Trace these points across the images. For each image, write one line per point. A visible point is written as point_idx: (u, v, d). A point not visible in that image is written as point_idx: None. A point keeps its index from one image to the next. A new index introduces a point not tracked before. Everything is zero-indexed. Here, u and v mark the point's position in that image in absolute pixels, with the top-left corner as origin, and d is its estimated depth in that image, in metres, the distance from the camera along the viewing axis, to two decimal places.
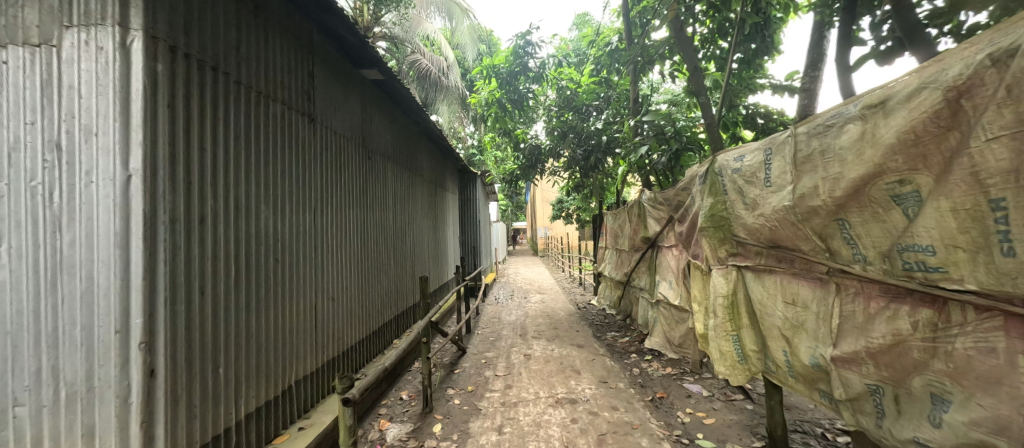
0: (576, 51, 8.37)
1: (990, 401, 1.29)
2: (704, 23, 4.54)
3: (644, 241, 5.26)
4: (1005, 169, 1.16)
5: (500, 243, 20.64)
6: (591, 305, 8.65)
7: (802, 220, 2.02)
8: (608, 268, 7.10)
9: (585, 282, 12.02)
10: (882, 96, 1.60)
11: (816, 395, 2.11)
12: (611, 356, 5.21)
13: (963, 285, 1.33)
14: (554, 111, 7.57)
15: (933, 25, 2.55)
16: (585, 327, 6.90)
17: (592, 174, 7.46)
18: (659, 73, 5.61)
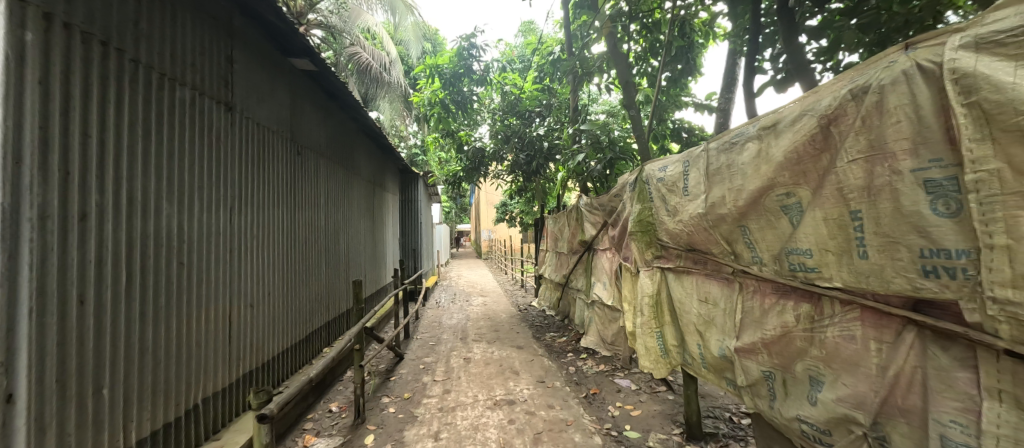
0: (521, 58, 8.51)
1: (851, 380, 1.52)
2: (638, 42, 4.84)
3: (580, 244, 5.48)
4: (862, 186, 1.38)
5: (442, 245, 20.28)
6: (531, 307, 8.84)
7: (713, 226, 2.26)
8: (548, 271, 7.29)
9: (527, 284, 12.24)
10: (774, 119, 1.84)
11: (723, 383, 2.35)
12: (549, 355, 5.37)
13: (831, 283, 1.57)
14: (498, 115, 7.65)
15: (819, 61, 2.96)
16: (525, 328, 7.02)
17: (534, 178, 7.67)
18: (597, 85, 5.91)
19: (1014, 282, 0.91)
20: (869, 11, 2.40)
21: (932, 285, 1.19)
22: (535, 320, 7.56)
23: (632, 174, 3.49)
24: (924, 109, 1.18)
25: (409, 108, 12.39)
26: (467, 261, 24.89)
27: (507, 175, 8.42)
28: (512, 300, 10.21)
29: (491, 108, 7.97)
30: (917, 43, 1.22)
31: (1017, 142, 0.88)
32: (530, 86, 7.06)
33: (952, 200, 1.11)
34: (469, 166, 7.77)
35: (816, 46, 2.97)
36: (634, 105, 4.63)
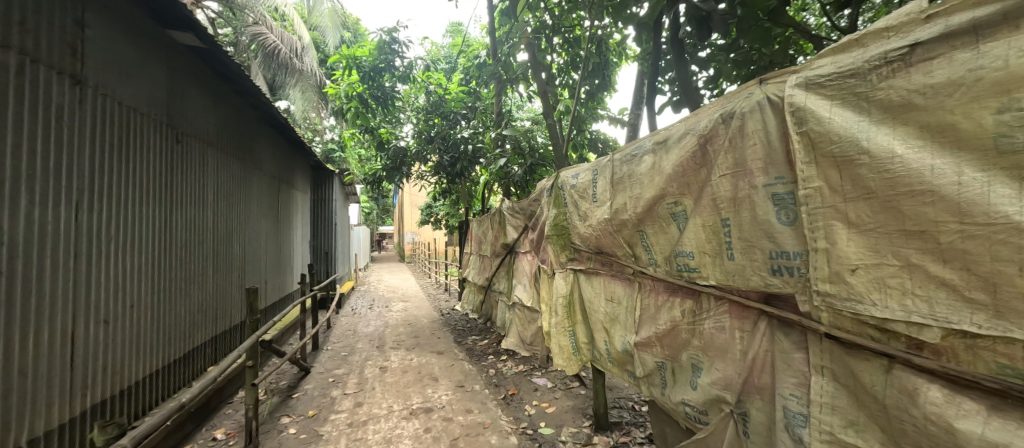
0: (447, 59, 8.42)
1: (721, 365, 1.76)
2: (560, 55, 5.00)
3: (502, 247, 5.54)
4: (729, 197, 1.61)
5: (361, 249, 19.14)
6: (454, 310, 8.72)
7: (617, 230, 2.45)
8: (471, 274, 7.27)
9: (451, 287, 12.04)
10: (665, 135, 2.07)
11: (625, 376, 2.54)
12: (470, 359, 5.34)
13: (708, 281, 1.80)
14: (422, 114, 7.49)
15: (708, 88, 3.37)
16: (447, 333, 6.90)
17: (458, 181, 7.60)
18: (522, 93, 6.02)
19: (831, 278, 1.07)
20: (743, 49, 2.81)
21: (778, 282, 1.42)
22: (457, 324, 7.46)
23: (549, 180, 3.64)
24: (772, 134, 1.41)
25: (324, 101, 11.44)
26: (387, 265, 23.77)
27: (430, 176, 8.22)
28: (434, 304, 9.97)
29: (415, 107, 7.71)
30: (768, 78, 1.45)
31: (831, 165, 1.04)
32: (455, 87, 6.95)
33: (790, 211, 1.35)
34: (389, 165, 7.37)
35: (706, 75, 3.38)
36: (552, 115, 4.84)
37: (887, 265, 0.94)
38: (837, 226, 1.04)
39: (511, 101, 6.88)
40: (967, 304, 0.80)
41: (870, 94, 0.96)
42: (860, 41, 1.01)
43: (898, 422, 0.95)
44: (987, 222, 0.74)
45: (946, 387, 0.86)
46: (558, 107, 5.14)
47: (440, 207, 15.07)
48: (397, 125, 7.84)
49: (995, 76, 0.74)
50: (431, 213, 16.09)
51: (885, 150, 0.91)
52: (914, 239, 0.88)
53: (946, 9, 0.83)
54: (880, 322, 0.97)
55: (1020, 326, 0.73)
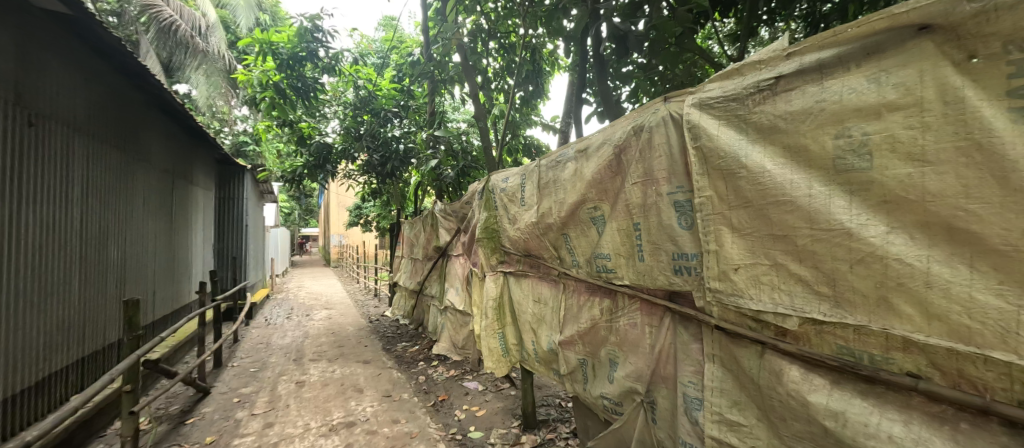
0: (379, 54, 8.03)
1: (633, 358, 1.90)
2: (496, 59, 4.99)
3: (435, 251, 5.42)
4: (639, 204, 1.75)
5: (279, 253, 17.52)
6: (382, 317, 8.31)
7: (543, 233, 2.54)
8: (403, 278, 7.00)
9: (381, 293, 11.46)
10: (585, 144, 2.19)
11: (551, 374, 2.63)
12: (398, 367, 5.14)
13: (622, 281, 1.93)
14: (349, 110, 7.01)
15: (630, 102, 3.61)
16: (374, 341, 6.57)
17: (388, 181, 7.28)
18: (456, 95, 5.91)
19: (719, 276, 1.20)
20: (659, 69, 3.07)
21: (679, 280, 1.57)
22: (386, 331, 7.14)
23: (480, 183, 3.65)
24: (673, 148, 1.56)
25: (234, 88, 10.26)
26: (308, 270, 22.02)
27: (359, 176, 7.77)
28: (361, 311, 9.44)
29: (342, 101, 7.18)
30: (672, 96, 1.59)
31: (719, 177, 1.17)
32: (387, 84, 6.66)
33: (689, 217, 1.50)
34: (311, 163, 6.77)
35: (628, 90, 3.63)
36: (485, 118, 4.85)
37: (760, 264, 1.09)
38: (723, 231, 1.18)
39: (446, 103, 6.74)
40: (817, 296, 0.96)
41: (748, 117, 1.10)
42: (740, 71, 1.16)
43: (768, 400, 1.10)
44: (829, 229, 0.90)
45: (801, 367, 1.01)
46: (493, 111, 5.16)
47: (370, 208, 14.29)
48: (320, 120, 7.25)
49: (833, 107, 0.89)
50: (360, 214, 15.22)
51: (759, 165, 1.05)
52: (780, 242, 1.03)
53: (801, 49, 0.98)
54: (756, 313, 1.11)
55: (852, 312, 0.89)
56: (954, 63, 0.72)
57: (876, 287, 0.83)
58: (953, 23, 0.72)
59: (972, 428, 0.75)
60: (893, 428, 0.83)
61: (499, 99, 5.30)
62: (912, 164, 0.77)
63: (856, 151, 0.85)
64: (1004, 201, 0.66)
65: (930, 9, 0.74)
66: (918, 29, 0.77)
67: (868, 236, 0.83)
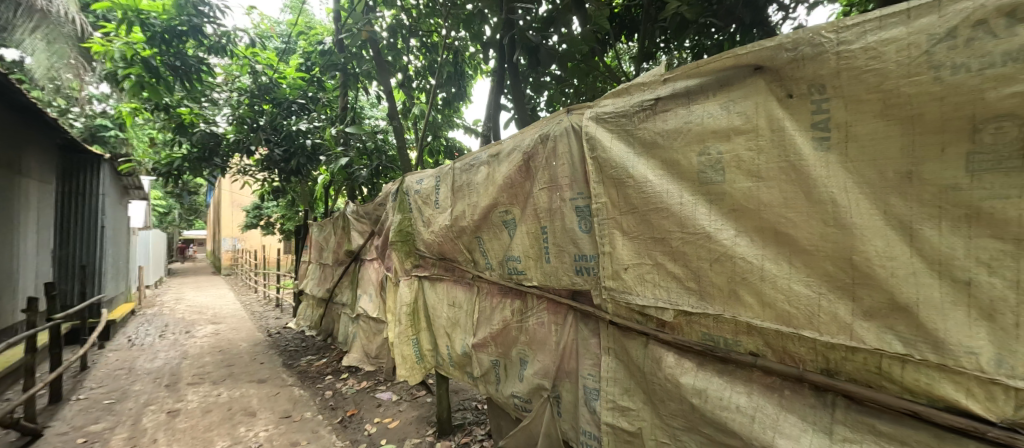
0: (283, 40, 7.25)
1: (540, 355, 1.99)
2: (418, 58, 4.81)
3: (345, 255, 5.05)
4: (545, 208, 1.84)
5: (152, 259, 14.84)
6: (284, 328, 7.50)
7: (457, 236, 2.54)
8: (308, 285, 6.41)
9: (283, 303, 10.33)
10: (497, 149, 2.24)
11: (465, 377, 2.62)
12: (301, 384, 4.68)
13: (531, 282, 2.01)
14: (244, 98, 6.14)
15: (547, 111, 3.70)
16: (273, 356, 5.89)
17: (291, 179, 6.60)
18: (373, 91, 5.56)
19: (612, 276, 1.32)
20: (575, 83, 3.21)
21: (580, 280, 1.69)
22: (289, 344, 6.43)
23: (394, 184, 3.50)
24: (574, 157, 1.67)
25: (89, 61, 7.89)
26: (190, 278, 19.02)
27: (256, 172, 6.90)
28: (258, 324, 8.40)
29: (236, 87, 6.26)
30: (574, 109, 1.69)
31: (612, 185, 1.29)
32: (292, 72, 5.97)
33: (587, 221, 1.62)
34: (193, 155, 5.80)
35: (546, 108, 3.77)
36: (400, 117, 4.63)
37: (644, 264, 1.22)
38: (616, 234, 1.29)
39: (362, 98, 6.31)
40: (687, 291, 1.10)
41: (634, 132, 1.23)
42: (628, 90, 1.28)
43: (650, 384, 1.24)
44: (695, 232, 1.04)
45: (675, 353, 1.16)
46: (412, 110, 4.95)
47: (271, 208, 12.79)
48: (208, 106, 6.25)
49: (697, 129, 1.04)
50: (259, 215, 13.55)
51: (643, 176, 1.18)
52: (659, 243, 1.16)
53: (674, 76, 1.12)
54: (642, 308, 1.24)
55: (711, 304, 1.04)
56: (778, 99, 0.89)
57: (727, 282, 0.99)
58: (777, 66, 0.88)
59: (792, 393, 0.93)
60: (740, 400, 0.99)
61: (420, 99, 5.10)
62: (751, 180, 0.93)
63: (714, 167, 1.00)
64: (809, 211, 0.83)
65: (761, 53, 0.90)
66: (754, 69, 0.93)
67: (722, 238, 0.98)
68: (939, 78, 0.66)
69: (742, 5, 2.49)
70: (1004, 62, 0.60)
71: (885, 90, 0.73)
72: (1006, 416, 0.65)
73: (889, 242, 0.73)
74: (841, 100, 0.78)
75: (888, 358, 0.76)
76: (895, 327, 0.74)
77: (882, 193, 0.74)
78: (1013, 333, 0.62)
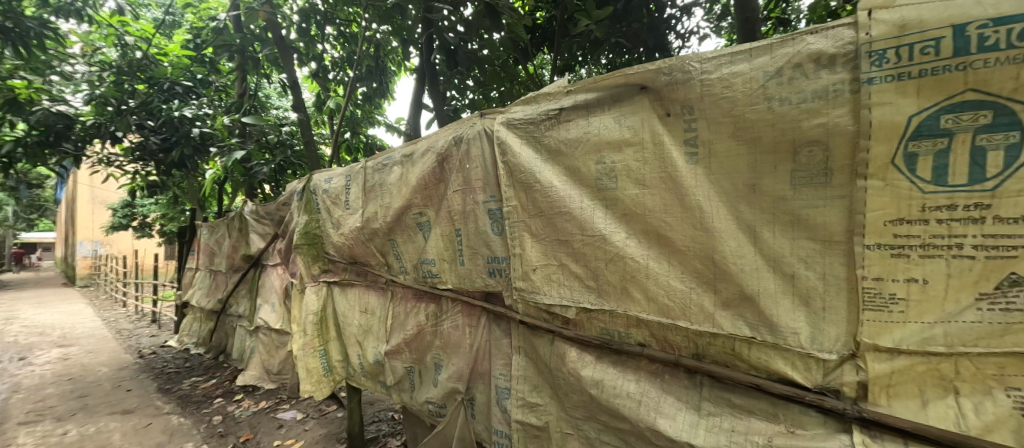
0: (168, 13, 6.21)
1: (455, 359, 1.97)
2: (335, 48, 4.41)
3: (241, 260, 4.47)
4: (459, 211, 1.84)
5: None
6: (161, 347, 6.41)
7: (368, 239, 2.42)
8: (193, 296, 5.56)
9: (162, 318, 8.82)
10: (411, 149, 2.17)
11: (378, 387, 2.50)
12: (181, 411, 4.04)
13: (446, 285, 1.99)
14: (106, 73, 4.92)
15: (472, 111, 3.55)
16: (145, 381, 4.99)
17: (173, 174, 5.65)
18: (278, 79, 4.95)
19: (522, 276, 1.36)
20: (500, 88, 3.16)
21: (493, 281, 1.71)
22: (167, 365, 5.50)
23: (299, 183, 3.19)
24: (487, 160, 1.69)
25: None
26: (27, 292, 15.32)
27: (125, 164, 5.80)
28: (126, 343, 7.07)
29: (97, 60, 5.04)
30: (486, 113, 1.71)
31: (521, 189, 1.33)
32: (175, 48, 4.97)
33: (500, 223, 1.66)
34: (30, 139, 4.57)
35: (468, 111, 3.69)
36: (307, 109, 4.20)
37: (550, 265, 1.28)
38: (525, 236, 1.34)
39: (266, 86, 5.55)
40: (587, 290, 1.18)
41: (542, 139, 1.28)
42: (536, 99, 1.33)
43: (555, 378, 1.31)
44: (594, 234, 1.13)
45: (577, 348, 1.23)
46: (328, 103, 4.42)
47: (147, 207, 10.78)
48: (60, 84, 4.94)
49: (595, 139, 1.13)
50: (130, 215, 11.37)
51: (548, 181, 1.23)
52: (563, 245, 1.23)
53: (575, 88, 1.20)
54: (548, 307, 1.30)
55: (607, 301, 1.13)
56: (659, 116, 1.00)
57: (620, 280, 1.08)
58: (658, 87, 0.99)
59: (671, 377, 1.05)
60: (629, 387, 1.10)
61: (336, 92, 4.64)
62: (638, 187, 1.03)
63: (609, 175, 1.09)
64: (682, 217, 0.95)
65: (645, 75, 1.01)
66: (640, 88, 1.04)
67: (615, 240, 1.08)
68: (771, 108, 0.82)
69: (645, 30, 2.77)
70: (813, 99, 0.77)
71: (736, 115, 0.86)
72: (818, 381, 0.81)
73: (739, 243, 0.87)
74: (705, 121, 0.91)
75: (739, 341, 0.90)
76: (744, 314, 0.88)
77: (734, 201, 0.88)
78: (822, 315, 0.79)
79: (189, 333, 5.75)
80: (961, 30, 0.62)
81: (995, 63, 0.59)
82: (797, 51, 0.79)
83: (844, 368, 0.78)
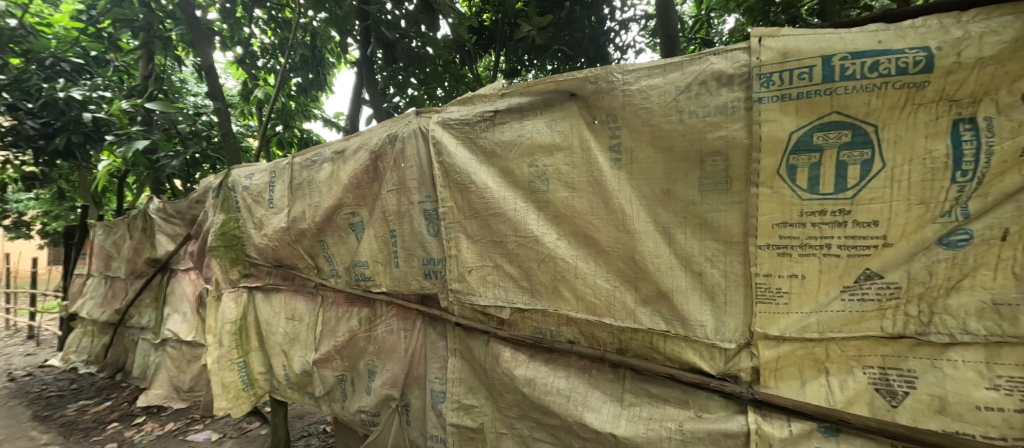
0: None
1: (390, 365, 1.89)
2: (266, 33, 3.97)
3: (145, 265, 3.94)
4: (395, 211, 1.78)
5: None
6: (39, 368, 5.44)
7: (295, 240, 2.25)
8: (82, 307, 4.78)
9: (42, 335, 7.47)
10: (343, 146, 2.04)
11: (306, 399, 2.33)
12: (62, 441, 3.45)
13: (380, 288, 1.91)
14: None
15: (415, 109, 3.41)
16: (15, 409, 4.20)
17: (56, 165, 4.79)
18: (193, 61, 4.34)
19: (457, 278, 1.34)
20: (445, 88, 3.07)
21: (429, 284, 1.68)
22: (46, 388, 4.68)
23: (215, 178, 2.87)
24: (422, 160, 1.65)
25: None
26: None
27: None
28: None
29: None
30: (422, 111, 1.67)
31: (457, 191, 1.32)
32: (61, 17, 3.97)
33: (435, 224, 1.63)
34: None
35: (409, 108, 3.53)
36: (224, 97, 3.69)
37: (485, 265, 1.28)
38: (461, 237, 1.33)
39: (179, 70, 4.82)
40: (521, 290, 1.20)
41: (477, 140, 1.28)
42: (472, 100, 1.33)
43: (490, 378, 1.31)
44: (527, 236, 1.15)
45: (511, 348, 1.25)
46: (255, 92, 3.95)
47: (24, 203, 9.08)
48: None
49: (528, 142, 1.15)
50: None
51: (483, 183, 1.23)
52: (498, 246, 1.24)
53: (509, 92, 1.21)
54: (483, 308, 1.30)
55: (539, 301, 1.16)
56: (586, 123, 1.05)
57: (552, 280, 1.11)
58: (585, 95, 1.04)
59: (597, 372, 1.10)
60: (559, 383, 1.13)
61: (265, 81, 4.16)
62: (567, 190, 1.07)
63: (541, 178, 1.12)
64: (607, 219, 1.00)
65: (573, 82, 1.05)
66: (569, 95, 1.08)
67: (547, 241, 1.11)
68: (681, 120, 0.89)
69: (586, 40, 2.83)
70: (715, 113, 0.85)
71: (653, 125, 0.93)
72: (721, 368, 0.90)
73: (656, 243, 0.94)
74: (627, 129, 0.97)
75: (657, 334, 0.97)
76: (661, 310, 0.95)
77: (652, 205, 0.95)
78: (724, 308, 0.87)
79: (77, 350, 4.94)
80: (828, 60, 0.72)
81: (853, 91, 0.71)
82: (702, 69, 0.87)
83: (741, 355, 0.87)
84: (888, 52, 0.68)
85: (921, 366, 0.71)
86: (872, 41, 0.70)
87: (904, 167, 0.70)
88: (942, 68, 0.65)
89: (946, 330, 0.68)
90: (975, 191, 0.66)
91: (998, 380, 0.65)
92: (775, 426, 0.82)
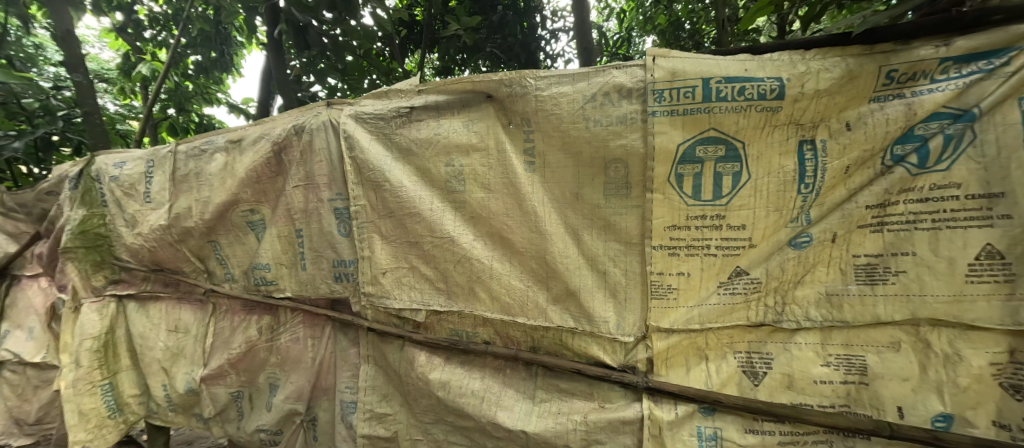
0: None
1: (295, 377, 1.73)
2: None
3: None
4: (302, 209, 1.63)
5: None
6: None
7: (180, 240, 1.95)
8: None
9: None
10: (239, 135, 1.81)
11: (193, 422, 2.04)
12: None
13: (283, 294, 1.73)
14: None
15: None
16: None
17: None
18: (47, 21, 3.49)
19: (370, 281, 1.26)
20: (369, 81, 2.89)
21: (339, 287, 1.57)
22: None
23: (73, 166, 2.36)
24: (333, 154, 1.53)
25: None
26: None
27: None
28: None
29: None
30: (334, 103, 1.55)
31: (371, 189, 1.24)
32: None
33: (347, 224, 1.53)
34: None
35: None
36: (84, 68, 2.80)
37: (400, 267, 1.23)
38: (374, 238, 1.25)
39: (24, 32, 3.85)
40: (437, 292, 1.18)
41: (392, 136, 1.23)
42: (388, 93, 1.26)
43: (404, 384, 1.26)
44: (443, 236, 1.12)
45: (426, 352, 1.21)
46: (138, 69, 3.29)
47: None
48: None
49: (445, 141, 1.13)
50: None
51: (399, 181, 1.18)
52: (413, 247, 1.20)
53: (426, 88, 1.18)
54: (398, 311, 1.25)
55: (455, 302, 1.15)
56: (502, 126, 1.06)
57: (468, 281, 1.11)
58: (500, 97, 1.05)
59: (511, 371, 1.12)
60: (473, 385, 1.13)
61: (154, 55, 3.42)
62: (483, 191, 1.07)
63: (457, 177, 1.11)
64: (522, 220, 1.03)
65: (489, 84, 1.06)
66: (485, 96, 1.08)
67: (464, 242, 1.10)
68: (588, 128, 0.94)
69: (518, 45, 2.88)
70: (617, 123, 0.91)
71: (564, 132, 0.97)
72: (621, 360, 0.97)
73: (565, 244, 0.99)
74: (541, 134, 1.00)
75: (566, 331, 1.02)
76: (570, 308, 1.00)
77: (562, 207, 0.99)
78: (624, 304, 0.94)
79: None
80: (707, 83, 0.82)
81: (726, 111, 0.81)
82: (606, 81, 0.93)
83: (639, 347, 0.95)
84: (753, 79, 0.79)
85: (776, 349, 0.84)
86: (741, 68, 0.81)
87: (765, 179, 0.82)
88: (790, 97, 0.78)
89: (794, 318, 0.81)
90: (814, 201, 0.79)
91: (829, 357, 0.80)
92: (665, 410, 0.90)
